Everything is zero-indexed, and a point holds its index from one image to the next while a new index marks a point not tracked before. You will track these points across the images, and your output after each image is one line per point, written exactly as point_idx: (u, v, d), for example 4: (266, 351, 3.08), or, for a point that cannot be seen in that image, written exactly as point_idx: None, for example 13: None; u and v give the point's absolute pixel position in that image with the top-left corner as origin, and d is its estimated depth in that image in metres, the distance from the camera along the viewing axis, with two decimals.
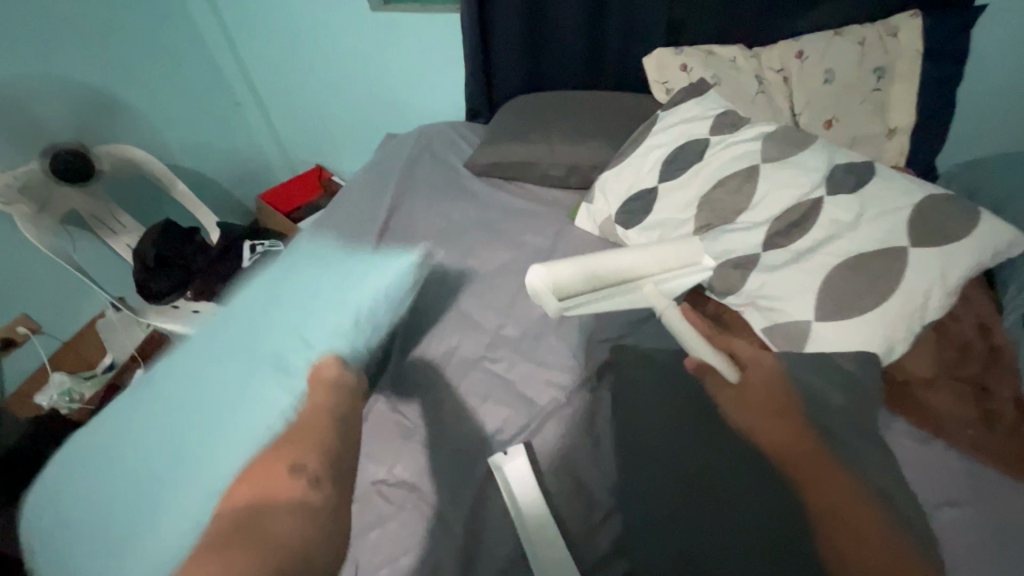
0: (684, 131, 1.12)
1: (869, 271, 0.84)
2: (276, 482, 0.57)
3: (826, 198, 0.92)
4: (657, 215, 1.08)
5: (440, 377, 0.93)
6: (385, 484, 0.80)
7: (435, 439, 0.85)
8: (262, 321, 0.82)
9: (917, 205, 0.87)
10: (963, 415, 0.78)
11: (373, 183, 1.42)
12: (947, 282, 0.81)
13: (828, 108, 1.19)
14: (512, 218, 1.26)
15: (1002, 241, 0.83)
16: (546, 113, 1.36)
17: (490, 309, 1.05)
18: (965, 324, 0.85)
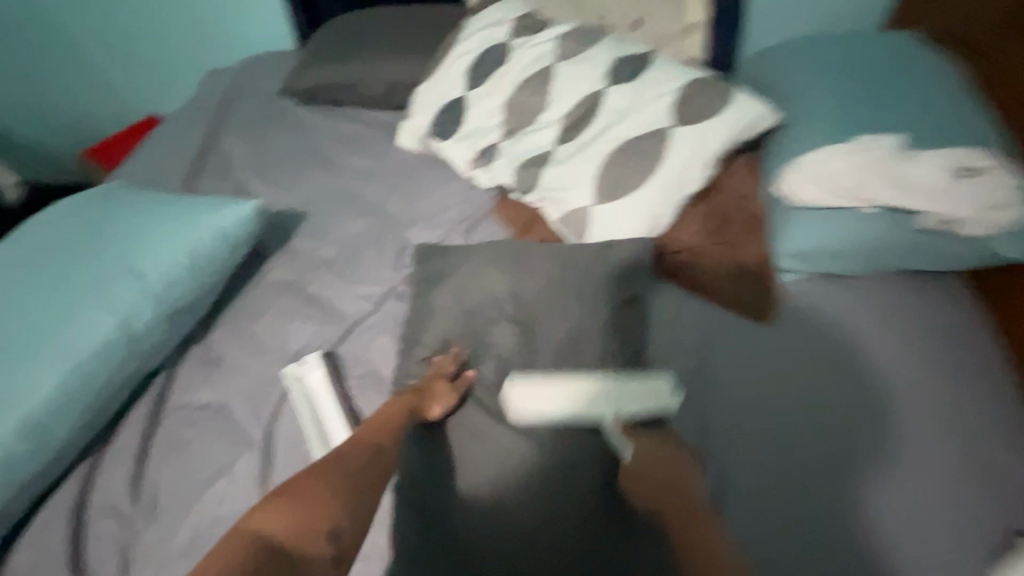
0: (487, 36, 1.12)
1: (640, 153, 0.90)
2: (307, 537, 0.52)
3: (607, 91, 0.97)
4: (468, 124, 1.09)
5: (249, 305, 0.91)
6: (186, 411, 0.79)
7: (241, 363, 0.84)
8: (60, 285, 0.76)
9: (682, 88, 0.94)
10: (720, 272, 0.88)
11: (188, 123, 1.33)
12: (704, 156, 0.89)
13: (633, 9, 1.24)
14: (336, 143, 1.21)
15: (754, 115, 0.92)
16: (362, 31, 1.30)
17: (307, 234, 1.03)
18: (728, 196, 0.94)
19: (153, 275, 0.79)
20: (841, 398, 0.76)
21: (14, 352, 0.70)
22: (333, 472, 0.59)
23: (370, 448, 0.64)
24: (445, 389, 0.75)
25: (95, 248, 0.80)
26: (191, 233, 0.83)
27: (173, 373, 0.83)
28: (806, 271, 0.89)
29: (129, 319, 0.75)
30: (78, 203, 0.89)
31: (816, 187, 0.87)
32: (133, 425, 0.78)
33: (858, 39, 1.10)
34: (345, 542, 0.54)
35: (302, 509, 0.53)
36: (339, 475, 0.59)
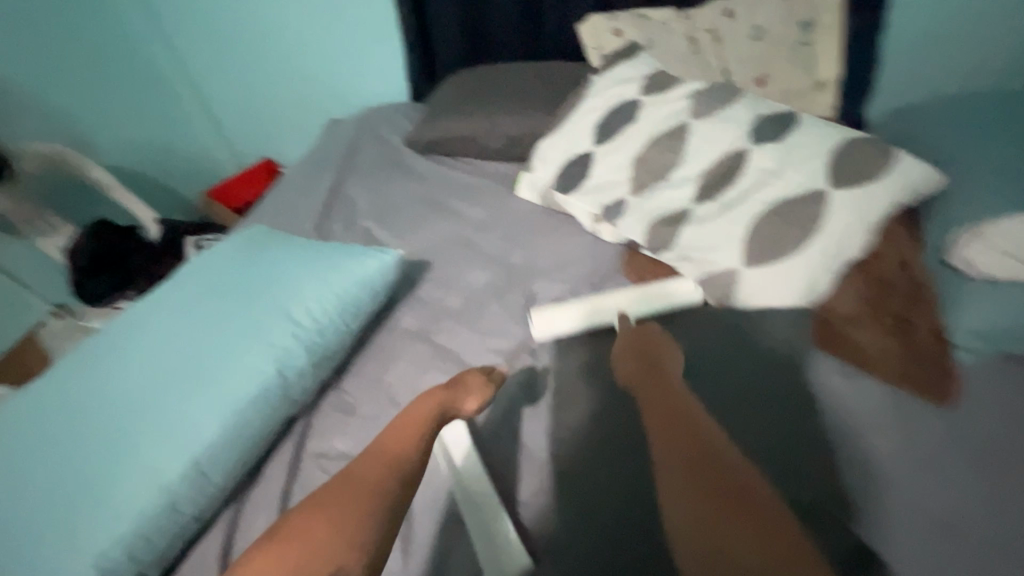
0: (615, 94, 1.12)
1: (792, 216, 0.86)
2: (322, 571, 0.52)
3: (750, 149, 0.94)
4: (593, 178, 1.08)
5: (380, 353, 0.92)
6: (324, 459, 0.78)
7: (375, 413, 0.83)
8: (220, 329, 0.78)
9: (836, 148, 0.89)
10: (886, 347, 0.79)
11: (314, 170, 1.40)
12: (865, 221, 0.83)
13: (759, 67, 1.22)
14: (454, 193, 1.24)
15: (919, 178, 0.85)
16: (483, 87, 1.34)
17: (432, 283, 1.03)
18: (885, 261, 0.83)
19: (303, 322, 0.80)
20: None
21: (181, 394, 0.72)
22: (337, 496, 0.60)
23: (384, 465, 0.64)
24: (476, 382, 0.77)
25: (250, 295, 0.82)
26: (337, 280, 0.84)
27: (310, 419, 0.84)
28: (986, 351, 0.79)
29: (282, 366, 0.76)
30: (230, 247, 0.93)
31: (994, 259, 0.81)
32: (274, 470, 0.78)
33: (1021, 98, 1.02)
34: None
35: (313, 544, 0.54)
36: (348, 493, 0.60)
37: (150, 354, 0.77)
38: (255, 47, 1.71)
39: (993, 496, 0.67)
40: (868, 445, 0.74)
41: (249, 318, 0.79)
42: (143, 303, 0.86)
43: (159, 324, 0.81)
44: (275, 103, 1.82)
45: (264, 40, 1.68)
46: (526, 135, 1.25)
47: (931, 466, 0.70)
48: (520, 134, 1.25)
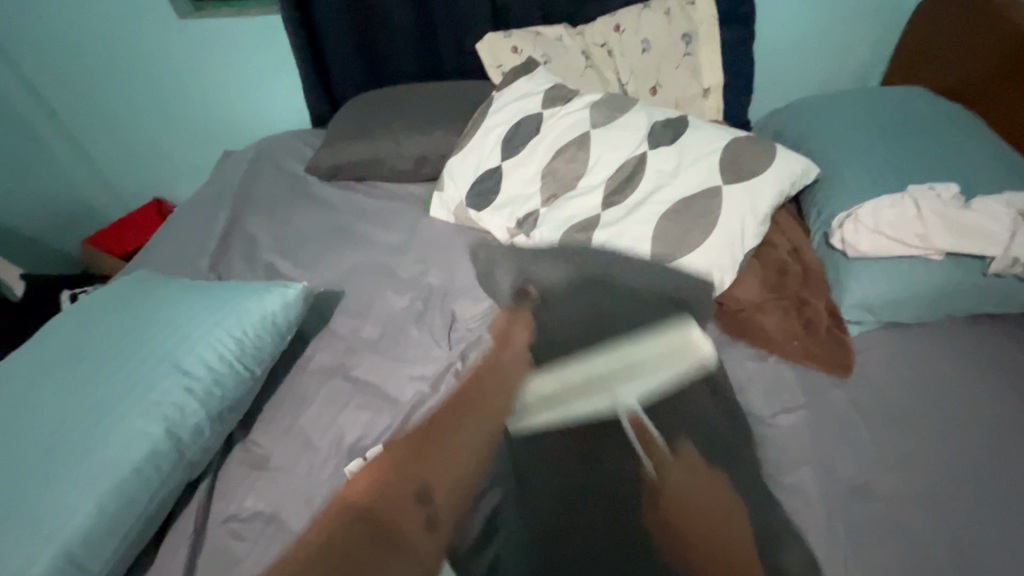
0: (518, 108, 1.14)
1: (693, 213, 0.90)
2: None
3: (649, 153, 0.98)
4: (505, 193, 1.08)
5: (293, 394, 0.84)
6: (234, 523, 0.70)
7: (290, 462, 0.76)
8: (95, 392, 0.68)
9: (724, 147, 0.95)
10: (787, 328, 0.85)
11: (209, 205, 1.30)
12: (757, 213, 0.89)
13: (650, 76, 1.28)
14: (365, 218, 1.19)
15: (797, 169, 0.93)
16: (385, 108, 1.31)
17: (347, 313, 0.97)
18: (780, 249, 0.92)
19: (197, 372, 0.72)
20: (912, 442, 0.74)
21: (47, 476, 0.61)
22: None
23: None
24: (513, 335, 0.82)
25: (131, 349, 0.73)
26: (235, 322, 0.77)
27: (216, 478, 0.75)
28: (872, 322, 0.87)
29: (174, 426, 0.67)
30: (106, 298, 0.83)
31: (868, 240, 0.86)
32: (174, 546, 0.68)
33: (873, 95, 1.15)
34: (434, 507, 0.65)
35: None
36: None
37: (6, 431, 0.65)
38: (129, 77, 1.56)
39: (878, 452, 0.73)
40: (773, 419, 0.78)
41: (130, 376, 0.70)
42: None
43: (16, 394, 0.69)
44: (160, 138, 1.67)
45: (140, 70, 1.54)
46: (435, 154, 1.23)
47: (838, 432, 0.76)
48: (428, 154, 1.23)
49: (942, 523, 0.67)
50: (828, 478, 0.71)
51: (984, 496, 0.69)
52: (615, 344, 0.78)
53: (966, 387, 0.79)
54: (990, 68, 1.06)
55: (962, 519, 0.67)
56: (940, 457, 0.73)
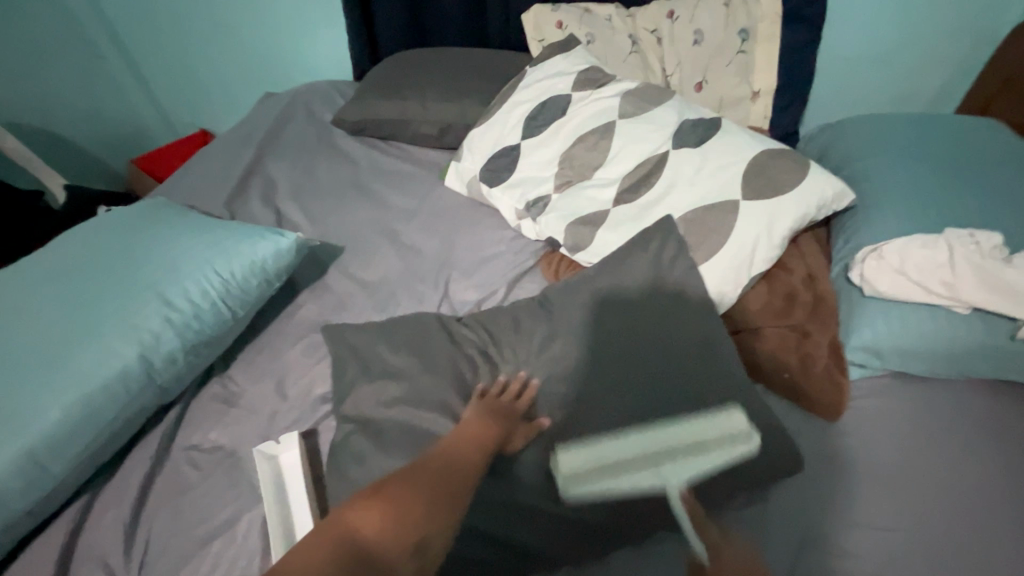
0: (548, 87, 1.09)
1: (703, 224, 0.85)
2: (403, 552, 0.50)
3: (672, 152, 0.93)
4: (519, 173, 1.05)
5: (275, 340, 0.86)
6: (194, 452, 0.73)
7: (257, 402, 0.78)
8: (80, 311, 0.71)
9: (753, 157, 0.89)
10: (780, 359, 0.78)
11: (238, 143, 1.32)
12: (773, 234, 0.83)
13: (697, 71, 1.20)
14: (382, 179, 1.18)
15: (828, 194, 0.86)
16: (419, 70, 1.29)
17: (343, 271, 0.98)
18: (794, 275, 0.85)
19: (179, 303, 0.74)
20: (888, 512, 0.67)
21: (22, 382, 0.65)
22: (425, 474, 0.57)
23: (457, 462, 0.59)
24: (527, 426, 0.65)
25: (124, 275, 0.76)
26: (228, 262, 0.78)
27: (187, 407, 0.78)
28: (877, 368, 0.80)
29: (149, 354, 0.71)
30: (113, 219, 0.86)
31: (895, 279, 0.79)
32: (135, 464, 0.72)
33: (938, 122, 1.05)
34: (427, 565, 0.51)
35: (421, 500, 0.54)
36: (441, 475, 0.58)
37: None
38: (184, 5, 1.57)
39: (900, 478, 0.70)
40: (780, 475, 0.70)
41: (116, 301, 0.73)
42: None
43: (12, 295, 0.73)
44: (209, 70, 1.70)
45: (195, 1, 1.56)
46: (460, 123, 1.21)
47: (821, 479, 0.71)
48: (454, 122, 1.21)
49: (959, 555, 0.64)
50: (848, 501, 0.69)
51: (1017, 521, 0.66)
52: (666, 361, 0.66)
53: (958, 448, 0.73)
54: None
55: (1004, 555, 0.63)
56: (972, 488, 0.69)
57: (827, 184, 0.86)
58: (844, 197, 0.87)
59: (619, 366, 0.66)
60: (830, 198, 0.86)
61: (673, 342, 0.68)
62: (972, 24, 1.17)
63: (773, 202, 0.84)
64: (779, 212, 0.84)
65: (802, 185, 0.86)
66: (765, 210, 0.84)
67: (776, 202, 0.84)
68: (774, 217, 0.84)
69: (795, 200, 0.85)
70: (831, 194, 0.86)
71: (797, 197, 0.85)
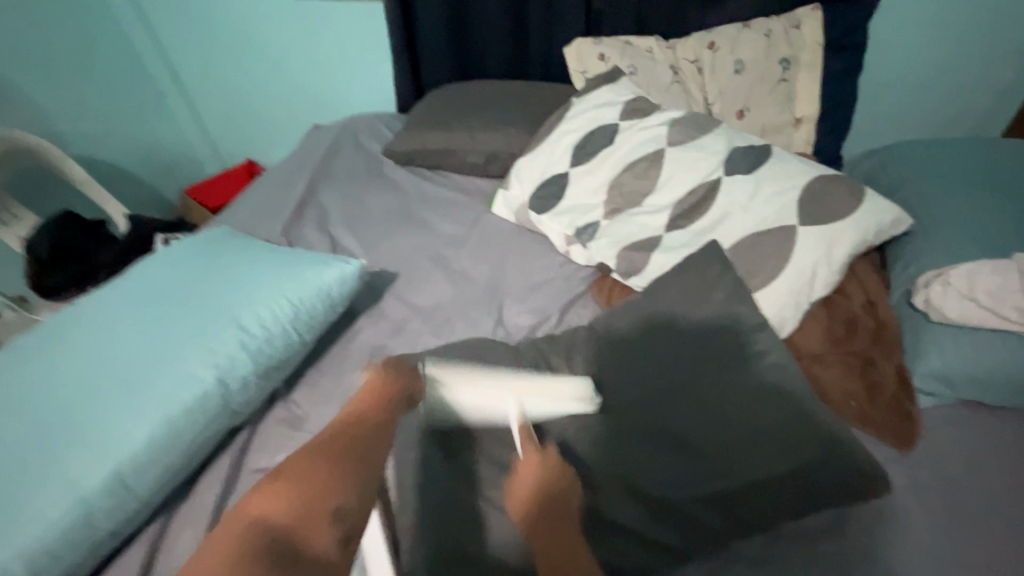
0: (594, 117, 1.12)
1: (760, 249, 0.85)
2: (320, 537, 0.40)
3: (723, 179, 0.94)
4: (568, 200, 1.07)
5: (336, 364, 0.88)
6: (263, 475, 0.75)
7: (323, 425, 0.80)
8: (160, 335, 0.75)
9: (807, 183, 0.89)
10: (846, 386, 0.77)
11: (290, 174, 1.38)
12: (832, 259, 0.83)
13: (738, 100, 1.21)
14: (431, 206, 1.22)
15: (885, 219, 0.86)
16: (465, 102, 1.34)
17: (398, 296, 1.01)
18: (853, 301, 0.84)
19: (251, 328, 0.77)
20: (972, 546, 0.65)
21: (109, 404, 0.68)
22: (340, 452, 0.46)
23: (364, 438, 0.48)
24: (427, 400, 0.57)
25: (200, 301, 0.79)
26: (297, 288, 0.81)
27: (254, 430, 0.80)
28: (948, 396, 0.78)
29: (225, 377, 0.73)
30: (186, 247, 0.90)
31: (965, 305, 0.78)
32: (207, 486, 0.74)
33: (990, 146, 1.04)
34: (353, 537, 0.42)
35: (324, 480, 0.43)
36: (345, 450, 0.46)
37: (86, 355, 0.73)
38: (239, 45, 1.66)
39: (984, 510, 0.68)
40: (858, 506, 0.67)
41: (194, 326, 0.76)
42: (82, 302, 0.82)
43: (97, 321, 0.77)
44: (259, 105, 1.79)
45: (250, 41, 1.65)
46: (506, 152, 1.24)
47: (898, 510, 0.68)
48: (500, 151, 1.24)
49: None
50: (943, 541, 0.66)
51: None
52: (736, 394, 0.69)
53: None
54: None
55: None
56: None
57: (882, 210, 0.86)
58: (901, 222, 0.87)
59: (691, 397, 0.70)
60: (887, 223, 0.86)
61: (742, 376, 0.71)
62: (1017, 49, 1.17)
63: (830, 228, 0.84)
64: (836, 238, 0.84)
65: (859, 210, 0.86)
66: (822, 235, 0.84)
67: (833, 228, 0.84)
68: (832, 242, 0.83)
69: (852, 225, 0.84)
70: (888, 220, 0.86)
71: (853, 222, 0.84)
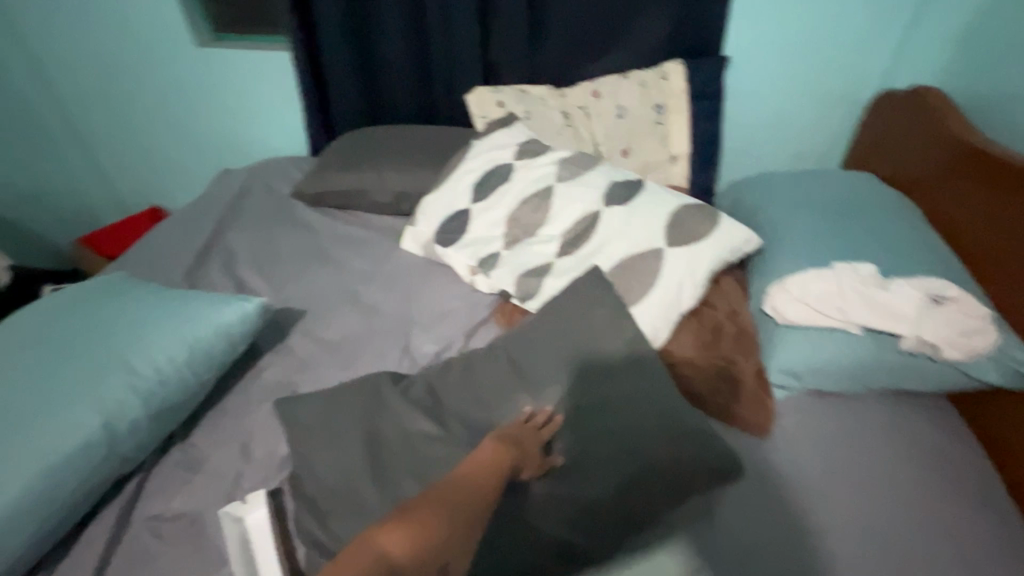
0: (492, 157, 1.22)
1: (635, 270, 0.96)
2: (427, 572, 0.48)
3: (603, 210, 1.06)
4: (471, 234, 1.15)
5: (238, 404, 0.88)
6: (156, 520, 0.73)
7: (222, 464, 0.79)
8: (41, 383, 0.73)
9: (673, 211, 1.02)
10: (714, 385, 0.87)
11: (197, 218, 1.37)
12: (695, 276, 0.95)
13: (623, 140, 1.37)
14: (341, 244, 1.25)
15: (737, 239, 0.99)
16: (373, 145, 1.40)
17: (306, 331, 1.02)
18: (718, 310, 0.97)
19: (143, 370, 0.76)
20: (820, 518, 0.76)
21: None
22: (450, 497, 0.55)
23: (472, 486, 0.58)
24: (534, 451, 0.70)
25: (88, 346, 0.77)
26: (194, 328, 0.81)
27: (147, 476, 0.78)
28: (796, 387, 0.91)
29: (112, 421, 0.72)
30: (76, 291, 0.88)
31: (799, 308, 0.92)
32: (93, 539, 0.71)
33: (823, 175, 1.23)
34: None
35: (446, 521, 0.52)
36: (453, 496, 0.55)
37: None
38: (141, 91, 1.64)
39: (841, 490, 0.78)
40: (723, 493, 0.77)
41: (79, 371, 0.74)
42: None
43: None
44: (164, 150, 1.75)
45: (153, 87, 1.64)
46: (414, 191, 1.31)
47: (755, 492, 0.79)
48: (408, 190, 1.31)
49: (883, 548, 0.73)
50: (803, 518, 0.76)
51: (921, 512, 0.76)
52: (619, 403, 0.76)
53: (872, 451, 0.83)
54: (915, 155, 1.17)
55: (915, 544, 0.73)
56: (907, 500, 0.77)
57: (736, 231, 1.00)
58: (751, 241, 1.00)
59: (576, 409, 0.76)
60: (740, 243, 0.99)
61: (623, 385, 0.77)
62: (841, 95, 1.40)
63: (691, 249, 0.97)
64: (697, 258, 0.96)
65: (715, 233, 0.99)
66: (685, 257, 0.96)
67: (693, 249, 0.97)
68: (694, 262, 0.96)
69: (709, 246, 0.97)
70: (740, 240, 0.99)
71: (710, 243, 0.97)
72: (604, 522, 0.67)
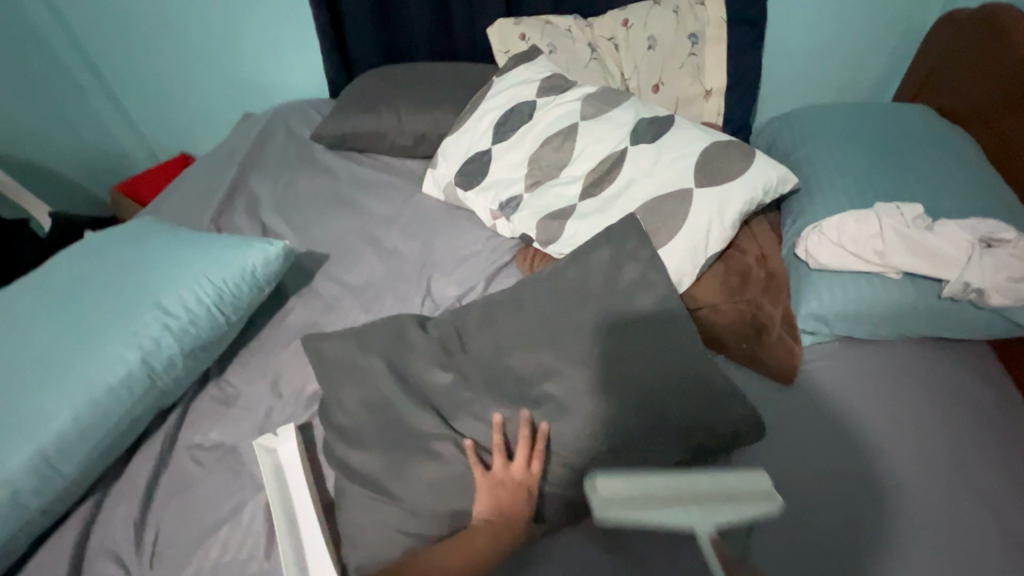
0: (514, 95, 1.17)
1: (661, 212, 0.92)
2: None
3: (629, 149, 1.01)
4: (491, 176, 1.12)
5: (267, 344, 0.91)
6: (197, 450, 0.78)
7: (254, 400, 0.83)
8: (83, 322, 0.76)
9: (704, 149, 0.97)
10: (737, 331, 0.85)
11: (219, 163, 1.37)
12: (724, 217, 0.91)
13: (654, 74, 1.28)
14: (361, 188, 1.24)
15: (773, 179, 0.93)
16: (391, 85, 1.35)
17: (329, 276, 1.04)
18: (748, 255, 0.93)
19: (176, 310, 0.79)
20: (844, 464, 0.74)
21: (34, 389, 0.70)
22: None
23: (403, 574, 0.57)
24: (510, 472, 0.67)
25: (122, 287, 0.80)
26: (221, 271, 0.83)
27: (185, 410, 0.83)
28: (826, 334, 0.88)
29: (149, 358, 0.75)
30: (108, 235, 0.90)
31: (834, 252, 0.88)
32: (140, 465, 0.77)
33: (874, 107, 1.13)
34: None
35: None
36: None
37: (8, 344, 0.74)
38: (159, 34, 1.61)
39: (869, 439, 0.76)
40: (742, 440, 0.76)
41: (116, 311, 0.77)
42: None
43: (19, 312, 0.78)
44: (187, 94, 1.74)
45: (170, 29, 1.60)
46: (434, 133, 1.28)
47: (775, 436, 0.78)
48: (428, 132, 1.28)
49: (910, 496, 0.71)
50: (837, 472, 0.74)
51: (953, 463, 0.74)
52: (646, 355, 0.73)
53: (905, 401, 0.80)
54: (978, 86, 1.06)
55: (941, 492, 0.71)
56: (935, 450, 0.75)
57: (770, 170, 0.94)
58: (788, 180, 0.94)
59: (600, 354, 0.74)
60: (774, 182, 0.93)
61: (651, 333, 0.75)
62: (900, 18, 1.27)
63: (720, 188, 0.92)
64: (726, 198, 0.91)
65: (748, 172, 0.93)
66: (714, 197, 0.92)
67: (723, 189, 0.92)
68: (723, 202, 0.91)
69: (741, 184, 0.92)
70: (775, 179, 0.93)
71: (743, 182, 0.92)
72: (620, 463, 0.68)
